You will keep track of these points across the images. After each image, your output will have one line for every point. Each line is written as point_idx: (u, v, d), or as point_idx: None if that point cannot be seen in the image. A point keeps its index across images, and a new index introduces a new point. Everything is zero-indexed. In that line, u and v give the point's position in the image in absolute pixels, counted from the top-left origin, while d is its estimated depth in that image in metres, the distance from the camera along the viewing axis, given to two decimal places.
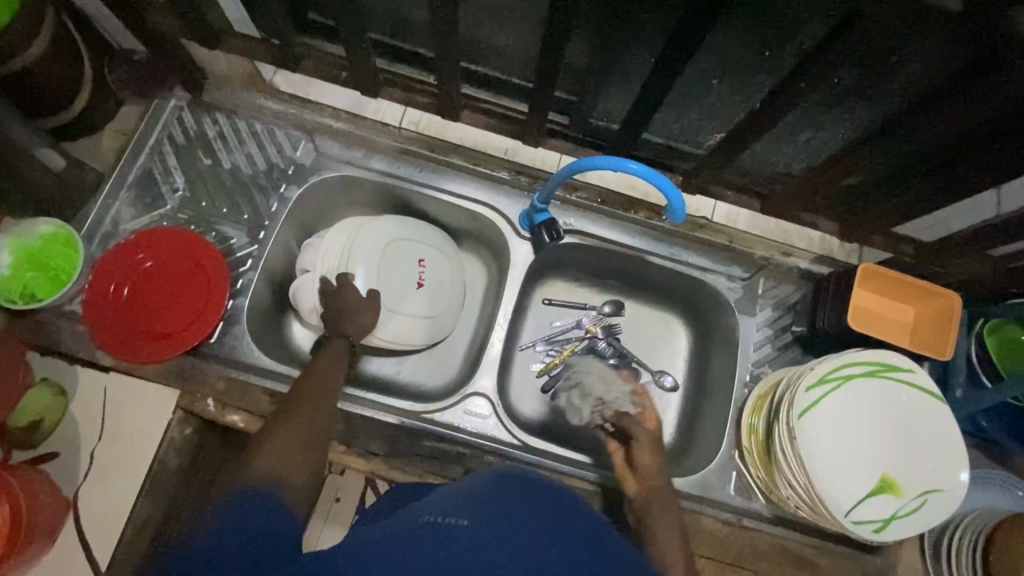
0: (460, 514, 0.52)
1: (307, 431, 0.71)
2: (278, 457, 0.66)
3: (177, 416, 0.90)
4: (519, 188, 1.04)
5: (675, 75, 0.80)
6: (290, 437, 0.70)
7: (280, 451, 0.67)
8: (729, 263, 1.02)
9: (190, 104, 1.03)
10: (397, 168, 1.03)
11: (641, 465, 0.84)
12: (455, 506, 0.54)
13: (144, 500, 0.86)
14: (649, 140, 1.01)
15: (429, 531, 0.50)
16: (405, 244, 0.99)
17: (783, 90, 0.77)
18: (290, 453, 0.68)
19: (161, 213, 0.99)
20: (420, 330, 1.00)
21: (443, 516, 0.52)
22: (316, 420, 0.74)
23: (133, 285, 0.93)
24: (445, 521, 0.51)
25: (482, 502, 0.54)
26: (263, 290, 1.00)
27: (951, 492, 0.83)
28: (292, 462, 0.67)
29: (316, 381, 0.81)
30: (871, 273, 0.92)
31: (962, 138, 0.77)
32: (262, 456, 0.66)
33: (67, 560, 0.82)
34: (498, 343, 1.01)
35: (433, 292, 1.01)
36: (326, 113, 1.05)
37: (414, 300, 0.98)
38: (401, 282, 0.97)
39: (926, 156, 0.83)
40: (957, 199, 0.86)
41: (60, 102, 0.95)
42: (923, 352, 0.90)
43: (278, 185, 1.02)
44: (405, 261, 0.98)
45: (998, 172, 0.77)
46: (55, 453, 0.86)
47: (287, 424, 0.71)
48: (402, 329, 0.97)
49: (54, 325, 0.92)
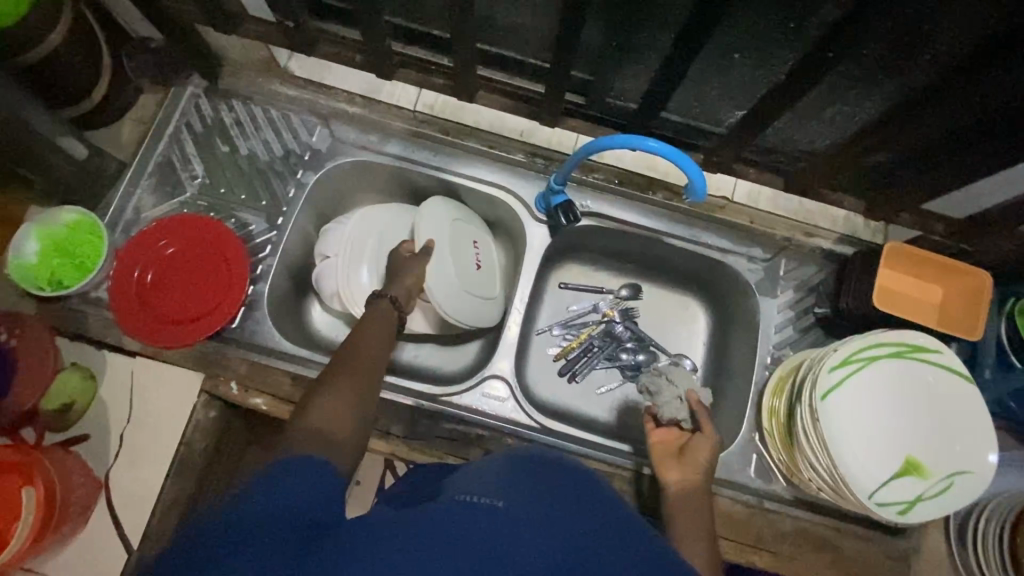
0: (494, 496, 0.53)
1: (357, 391, 0.71)
2: (329, 417, 0.66)
3: (202, 399, 0.92)
4: (535, 171, 1.03)
5: (692, 53, 0.78)
6: (337, 396, 0.69)
7: (332, 415, 0.67)
8: (749, 244, 1.01)
9: (207, 91, 1.04)
10: (412, 153, 1.03)
11: (691, 452, 0.83)
12: (490, 488, 0.54)
13: (172, 481, 0.88)
14: (667, 119, 0.98)
15: (463, 512, 0.51)
16: (467, 228, 1.02)
17: (807, 64, 0.75)
18: (339, 415, 0.67)
19: (181, 201, 1.01)
20: (477, 311, 0.99)
21: (479, 496, 0.53)
22: (368, 383, 0.73)
23: (156, 270, 0.94)
24: (480, 501, 0.52)
25: (513, 484, 0.55)
26: (282, 276, 1.01)
27: (977, 475, 0.81)
28: (342, 421, 0.67)
29: (368, 341, 0.79)
30: (897, 252, 0.90)
31: (997, 112, 0.74)
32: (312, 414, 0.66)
33: (100, 539, 0.85)
34: (515, 327, 1.02)
35: (486, 277, 1.02)
36: (341, 98, 1.05)
37: (474, 279, 0.99)
38: (465, 259, 0.99)
39: (954, 132, 0.81)
40: (982, 175, 0.83)
41: (81, 92, 0.96)
42: (951, 332, 0.88)
43: (295, 171, 1.02)
44: (466, 242, 1.01)
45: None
46: (86, 435, 0.88)
47: (337, 381, 0.71)
48: (456, 304, 0.96)
49: (81, 311, 0.94)
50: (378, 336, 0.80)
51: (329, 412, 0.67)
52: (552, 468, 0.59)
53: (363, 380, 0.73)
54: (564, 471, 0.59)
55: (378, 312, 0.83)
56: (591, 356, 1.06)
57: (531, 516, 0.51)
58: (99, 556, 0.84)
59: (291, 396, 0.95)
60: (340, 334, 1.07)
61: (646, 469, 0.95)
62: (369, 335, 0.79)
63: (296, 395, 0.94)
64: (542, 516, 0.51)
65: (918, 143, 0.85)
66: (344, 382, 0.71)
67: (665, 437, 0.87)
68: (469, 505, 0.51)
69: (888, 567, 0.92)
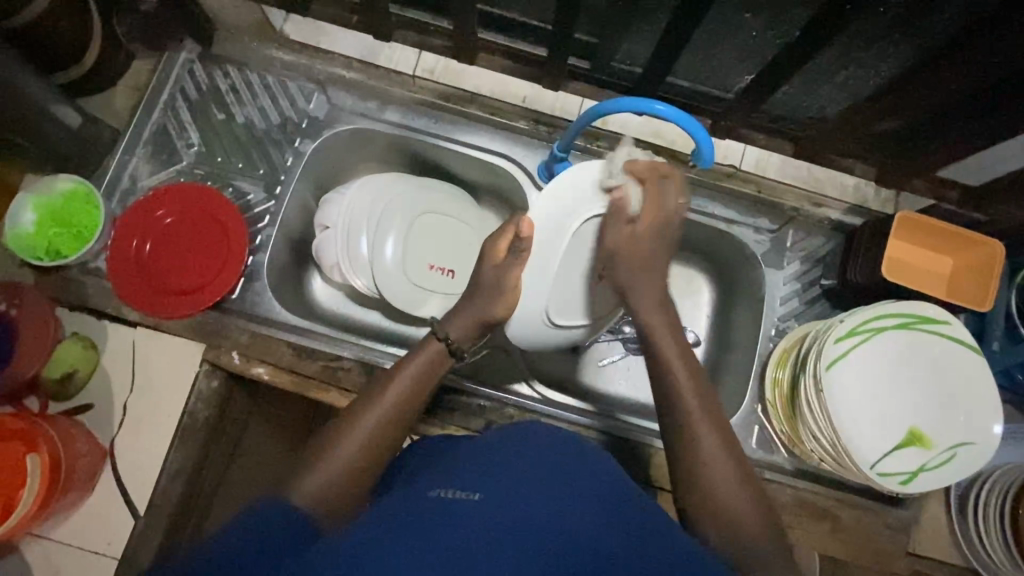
0: (472, 488, 0.51)
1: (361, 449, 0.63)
2: (345, 470, 0.61)
3: (204, 369, 0.91)
4: (539, 139, 1.00)
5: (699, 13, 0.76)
6: (358, 449, 0.63)
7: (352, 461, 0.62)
8: (756, 215, 0.98)
9: (201, 57, 1.01)
10: (412, 121, 1.01)
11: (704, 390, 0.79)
12: (469, 480, 0.52)
13: (177, 449, 0.88)
14: (674, 84, 0.95)
15: (435, 504, 0.50)
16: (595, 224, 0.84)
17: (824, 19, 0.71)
18: (338, 473, 0.60)
19: (177, 170, 0.99)
20: (546, 337, 0.88)
21: (456, 491, 0.51)
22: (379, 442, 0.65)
23: (155, 240, 0.93)
24: (455, 496, 0.50)
25: (495, 480, 0.52)
26: (282, 246, 1.00)
27: (981, 446, 0.80)
28: (340, 483, 0.60)
29: (393, 389, 0.70)
30: (911, 221, 0.88)
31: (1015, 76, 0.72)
32: (326, 463, 0.61)
33: (106, 506, 0.86)
34: None
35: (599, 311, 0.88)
36: (338, 63, 1.03)
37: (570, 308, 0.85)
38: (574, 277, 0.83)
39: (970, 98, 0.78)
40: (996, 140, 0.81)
41: (71, 56, 0.94)
42: (959, 304, 0.86)
43: (292, 139, 1.00)
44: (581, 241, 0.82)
45: None
46: (90, 404, 0.88)
47: (365, 426, 0.66)
48: (527, 328, 0.86)
49: (80, 281, 0.93)
50: (416, 383, 0.71)
51: (346, 466, 0.61)
52: (540, 442, 0.57)
53: (387, 437, 0.66)
54: (553, 446, 0.57)
55: (426, 357, 0.74)
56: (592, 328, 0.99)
57: (508, 509, 0.48)
58: (107, 523, 0.85)
59: (294, 366, 0.95)
60: (342, 306, 1.08)
61: (657, 443, 0.95)
62: (401, 380, 0.71)
63: (298, 365, 0.94)
64: (524, 512, 0.48)
65: (932, 110, 0.83)
66: (368, 432, 0.65)
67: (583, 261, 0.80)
68: (442, 502, 0.50)
69: (888, 536, 0.92)
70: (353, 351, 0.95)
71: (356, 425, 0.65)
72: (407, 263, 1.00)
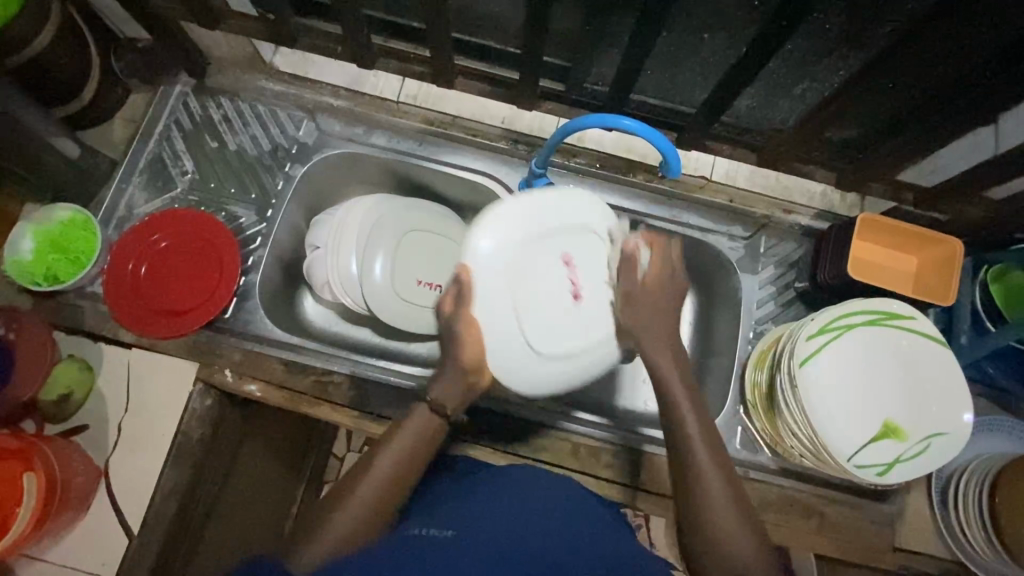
0: (448, 526, 0.63)
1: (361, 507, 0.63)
2: (335, 542, 0.59)
3: (198, 387, 0.93)
4: (519, 157, 1.05)
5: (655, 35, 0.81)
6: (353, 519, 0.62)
7: (347, 532, 0.61)
8: (729, 223, 1.03)
9: (195, 90, 1.06)
10: (397, 144, 1.06)
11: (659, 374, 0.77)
12: (447, 521, 0.65)
13: (171, 466, 0.89)
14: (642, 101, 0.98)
15: (418, 538, 0.61)
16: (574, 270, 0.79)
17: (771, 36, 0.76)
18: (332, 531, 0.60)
19: (172, 196, 1.03)
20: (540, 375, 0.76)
21: (433, 528, 0.63)
22: (375, 500, 0.64)
23: (150, 263, 0.97)
24: (432, 531, 0.62)
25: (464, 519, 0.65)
26: (273, 267, 1.04)
27: (954, 436, 0.83)
28: (330, 539, 0.59)
29: (398, 445, 0.68)
30: (871, 223, 0.93)
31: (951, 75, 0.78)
32: (322, 536, 0.60)
33: (100, 527, 0.86)
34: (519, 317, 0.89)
35: (591, 292, 0.77)
36: (325, 92, 1.08)
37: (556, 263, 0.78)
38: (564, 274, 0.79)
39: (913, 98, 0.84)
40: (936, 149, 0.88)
41: (70, 91, 0.98)
42: (925, 300, 0.90)
43: (283, 164, 1.05)
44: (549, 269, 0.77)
45: (984, 112, 0.79)
46: (85, 425, 0.90)
47: (369, 480, 0.65)
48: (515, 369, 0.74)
49: (77, 306, 0.96)
50: (420, 442, 0.69)
51: (341, 539, 0.60)
52: (508, 496, 0.70)
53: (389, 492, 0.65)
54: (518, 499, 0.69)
55: (417, 421, 0.69)
56: None
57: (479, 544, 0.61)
58: (101, 543, 0.86)
59: (285, 382, 0.97)
60: (334, 324, 1.11)
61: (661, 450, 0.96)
62: (405, 438, 0.68)
63: (289, 381, 0.97)
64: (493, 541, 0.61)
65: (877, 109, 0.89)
66: (370, 495, 0.64)
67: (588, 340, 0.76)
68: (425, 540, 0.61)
69: (873, 531, 0.94)
70: (343, 365, 0.98)
71: (355, 485, 0.64)
72: (396, 280, 1.03)
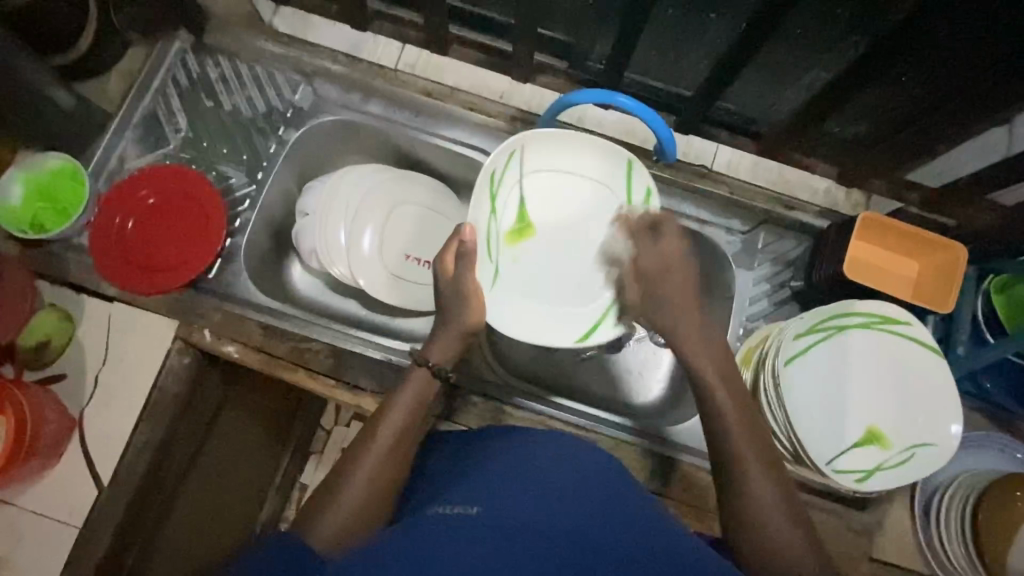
0: (473, 504, 0.54)
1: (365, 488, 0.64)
2: (350, 517, 0.61)
3: (176, 345, 0.93)
4: (516, 135, 1.03)
5: (649, 6, 0.79)
6: (365, 490, 0.65)
7: (361, 501, 0.63)
8: (728, 216, 0.99)
9: (193, 46, 1.05)
10: (392, 113, 1.04)
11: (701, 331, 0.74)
12: (482, 500, 0.54)
13: (145, 422, 0.89)
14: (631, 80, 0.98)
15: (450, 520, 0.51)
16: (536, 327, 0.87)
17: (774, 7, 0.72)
18: (342, 514, 0.61)
19: (164, 152, 1.02)
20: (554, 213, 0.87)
21: (464, 507, 0.53)
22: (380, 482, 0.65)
23: (137, 218, 0.96)
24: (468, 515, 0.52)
25: (485, 491, 0.56)
26: (261, 231, 1.03)
27: (940, 448, 0.80)
28: (341, 520, 0.61)
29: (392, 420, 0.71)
30: (873, 223, 0.89)
31: (964, 61, 0.74)
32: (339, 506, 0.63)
33: (72, 476, 0.87)
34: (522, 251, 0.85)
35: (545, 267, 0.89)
36: (323, 56, 1.06)
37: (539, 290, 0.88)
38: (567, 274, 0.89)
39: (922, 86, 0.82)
40: (945, 142, 0.86)
41: (67, 40, 0.97)
42: (922, 306, 0.87)
43: (276, 127, 1.04)
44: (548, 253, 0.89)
45: (994, 101, 0.76)
46: (63, 375, 0.90)
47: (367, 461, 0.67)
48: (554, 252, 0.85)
49: (62, 256, 0.95)
50: (408, 415, 0.72)
51: (354, 508, 0.62)
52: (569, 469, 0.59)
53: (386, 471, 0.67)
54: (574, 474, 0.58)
55: (412, 391, 0.73)
56: None
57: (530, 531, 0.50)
58: (72, 491, 0.87)
59: (263, 346, 0.96)
60: (319, 292, 1.10)
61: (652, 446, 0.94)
62: (394, 414, 0.71)
63: (268, 345, 0.96)
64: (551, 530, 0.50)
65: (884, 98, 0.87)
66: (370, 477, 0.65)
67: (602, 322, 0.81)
68: (445, 517, 0.52)
69: (851, 540, 0.92)
70: (323, 334, 0.97)
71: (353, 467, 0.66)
72: (382, 252, 1.02)
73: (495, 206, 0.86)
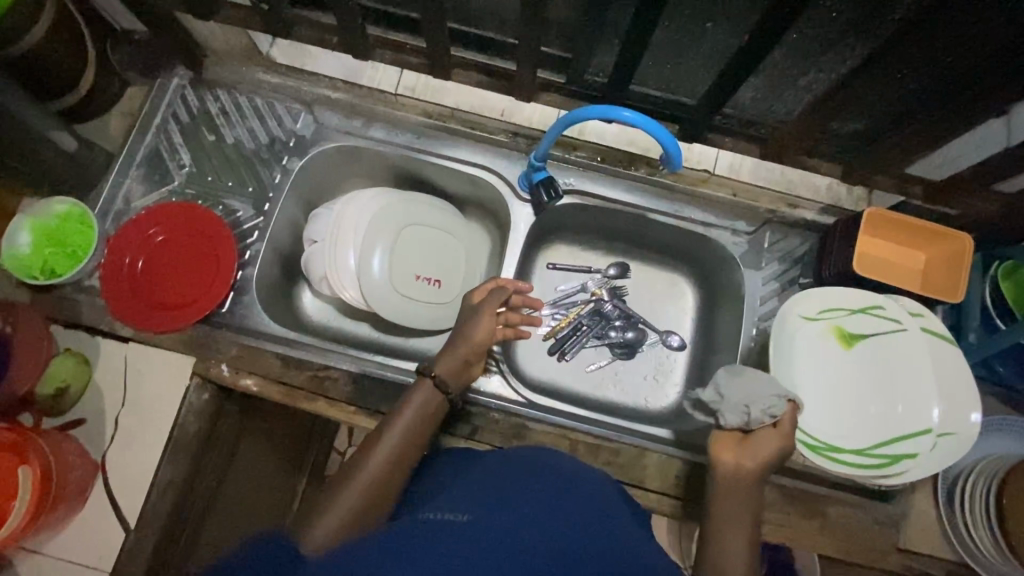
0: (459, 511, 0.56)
1: (365, 492, 0.66)
2: (345, 517, 0.62)
3: (193, 382, 0.93)
4: (518, 150, 1.04)
5: (649, 23, 0.80)
6: (366, 493, 0.66)
7: (354, 508, 0.64)
8: (733, 218, 1.01)
9: (193, 82, 1.06)
10: (395, 137, 1.04)
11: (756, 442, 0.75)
12: (461, 509, 0.56)
13: (166, 462, 0.88)
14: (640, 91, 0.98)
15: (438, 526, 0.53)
16: (748, 382, 0.80)
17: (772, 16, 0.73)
18: (342, 506, 0.63)
19: (169, 189, 1.02)
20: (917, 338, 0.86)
21: (447, 513, 0.55)
22: (378, 489, 0.67)
23: (147, 257, 0.96)
24: (447, 519, 0.54)
25: (482, 504, 0.58)
26: (270, 261, 1.03)
27: (961, 435, 0.81)
28: (336, 517, 0.62)
29: (404, 427, 0.74)
30: (877, 218, 0.90)
31: (961, 56, 0.76)
32: (334, 512, 0.62)
33: (97, 522, 0.86)
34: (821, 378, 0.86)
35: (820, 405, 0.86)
36: (323, 84, 1.07)
37: (831, 398, 0.86)
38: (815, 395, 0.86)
39: (919, 83, 0.83)
40: (955, 135, 0.86)
41: (67, 84, 0.98)
42: (932, 296, 0.88)
43: (280, 157, 1.04)
44: (853, 375, 0.87)
45: (991, 94, 0.77)
46: (81, 419, 0.90)
47: (373, 463, 0.69)
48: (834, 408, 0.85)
49: (73, 299, 0.95)
50: (415, 422, 0.75)
51: (353, 510, 0.63)
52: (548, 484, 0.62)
53: (389, 476, 0.69)
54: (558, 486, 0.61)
55: (418, 399, 0.77)
56: (581, 334, 1.06)
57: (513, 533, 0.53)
58: (99, 537, 0.86)
59: (281, 377, 0.96)
60: (332, 317, 1.11)
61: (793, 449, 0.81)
62: (403, 422, 0.74)
63: (287, 376, 0.96)
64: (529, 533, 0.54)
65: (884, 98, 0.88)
66: (370, 482, 0.67)
67: (767, 432, 0.76)
68: (437, 522, 0.54)
69: (878, 533, 0.92)
70: (339, 360, 0.97)
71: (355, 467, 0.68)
72: (393, 274, 1.02)
73: (857, 307, 0.88)
